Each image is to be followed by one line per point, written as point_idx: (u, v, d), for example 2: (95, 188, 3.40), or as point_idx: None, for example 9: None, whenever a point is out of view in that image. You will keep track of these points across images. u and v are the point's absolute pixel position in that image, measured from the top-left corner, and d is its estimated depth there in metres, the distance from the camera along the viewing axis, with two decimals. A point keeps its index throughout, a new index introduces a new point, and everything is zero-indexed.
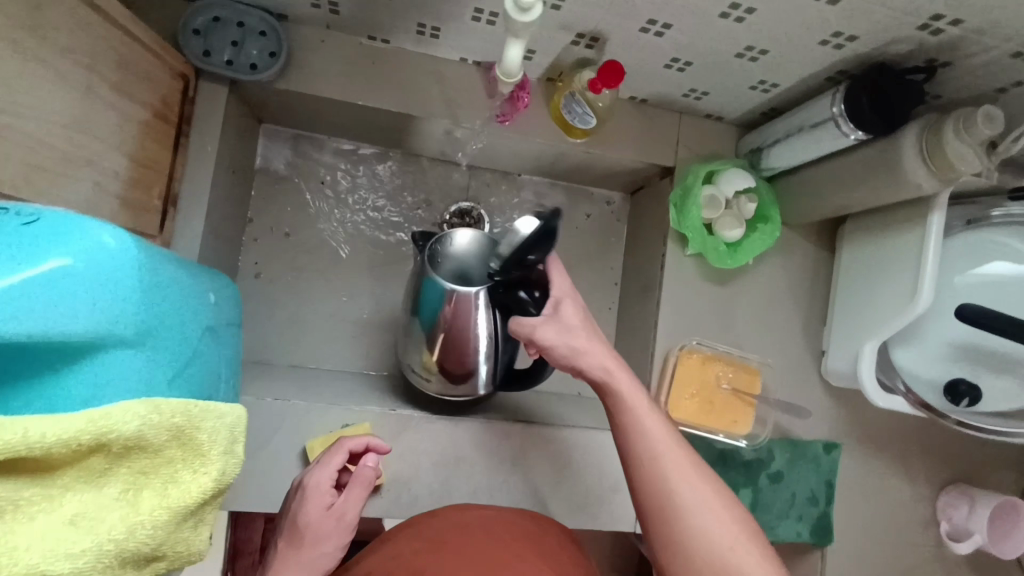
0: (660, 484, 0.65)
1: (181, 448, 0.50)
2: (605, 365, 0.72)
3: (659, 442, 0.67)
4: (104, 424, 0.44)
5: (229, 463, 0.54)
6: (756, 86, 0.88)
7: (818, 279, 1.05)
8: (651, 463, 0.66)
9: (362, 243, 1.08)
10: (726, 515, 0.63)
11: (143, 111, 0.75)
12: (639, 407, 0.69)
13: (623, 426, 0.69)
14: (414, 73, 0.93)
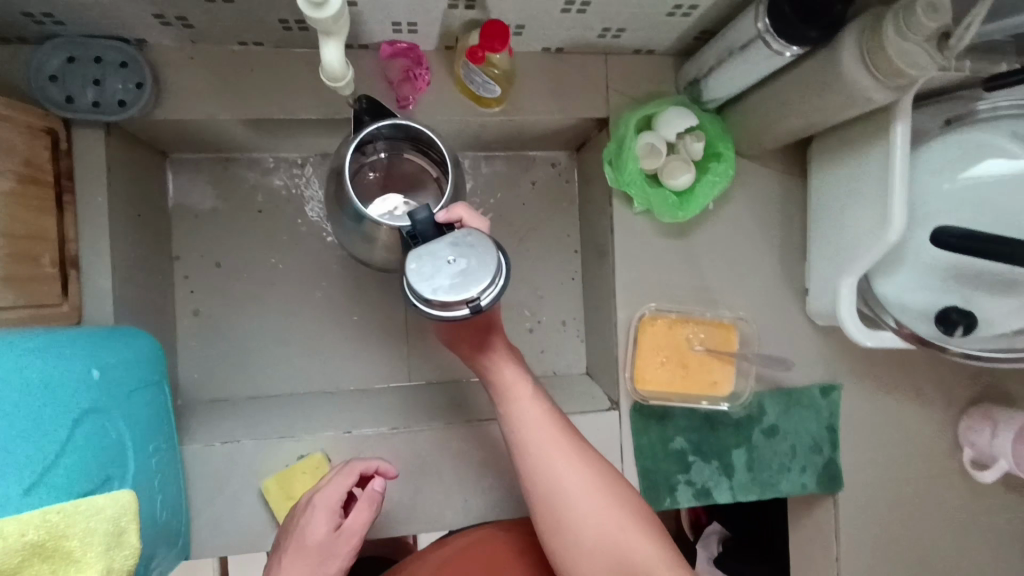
0: (541, 462, 0.73)
1: (46, 561, 0.47)
2: (490, 357, 0.77)
3: (540, 427, 0.74)
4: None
5: (115, 556, 0.51)
6: (674, 12, 0.76)
7: (791, 210, 0.93)
8: (534, 447, 0.73)
9: (298, 258, 1.02)
10: (581, 474, 0.72)
11: (4, 181, 0.70)
12: (523, 396, 0.76)
13: (506, 412, 0.76)
14: (298, 73, 0.85)
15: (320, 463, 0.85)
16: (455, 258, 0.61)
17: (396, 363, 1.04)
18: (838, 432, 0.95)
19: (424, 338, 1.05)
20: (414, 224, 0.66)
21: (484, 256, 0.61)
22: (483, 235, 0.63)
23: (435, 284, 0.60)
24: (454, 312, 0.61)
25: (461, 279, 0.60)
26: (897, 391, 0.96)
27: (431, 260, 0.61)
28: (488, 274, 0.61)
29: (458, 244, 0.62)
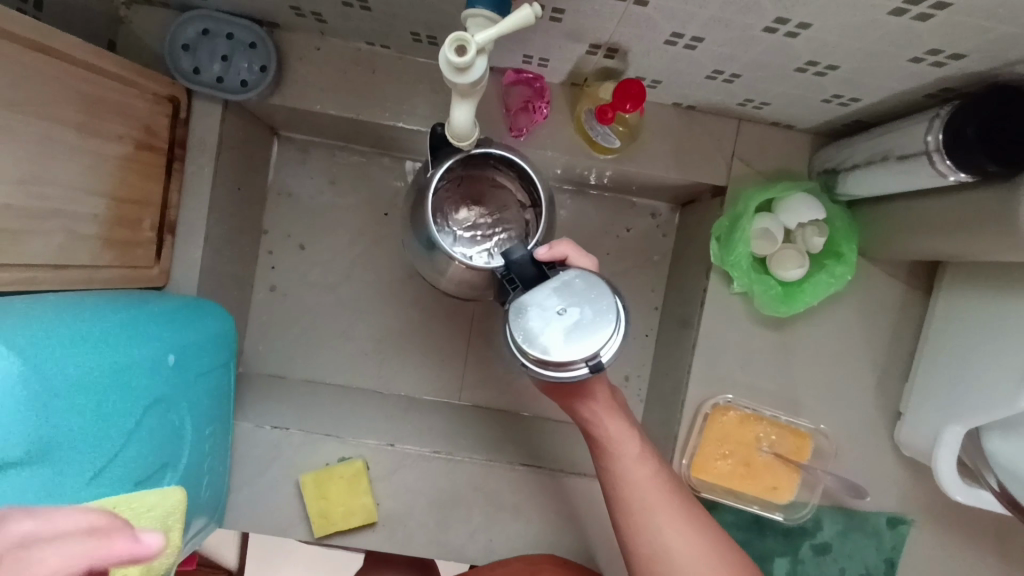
0: (646, 532, 0.67)
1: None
2: (592, 408, 0.69)
3: (646, 493, 0.68)
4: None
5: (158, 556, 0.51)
6: (830, 100, 0.68)
7: (901, 325, 0.85)
8: (639, 513, 0.67)
9: (378, 255, 1.02)
10: (695, 548, 0.66)
11: (122, 146, 0.72)
12: (628, 452, 0.69)
13: (608, 470, 0.69)
14: (419, 84, 0.83)
15: (359, 471, 0.85)
16: (566, 308, 0.56)
17: (449, 380, 1.03)
18: (896, 567, 0.87)
19: (482, 360, 1.03)
20: (509, 265, 0.59)
21: (599, 304, 0.56)
22: (593, 276, 0.57)
23: (548, 342, 0.55)
24: (570, 370, 0.56)
25: (574, 333, 0.55)
26: (975, 542, 0.87)
27: (538, 312, 0.56)
28: (606, 326, 0.55)
29: (567, 290, 0.56)
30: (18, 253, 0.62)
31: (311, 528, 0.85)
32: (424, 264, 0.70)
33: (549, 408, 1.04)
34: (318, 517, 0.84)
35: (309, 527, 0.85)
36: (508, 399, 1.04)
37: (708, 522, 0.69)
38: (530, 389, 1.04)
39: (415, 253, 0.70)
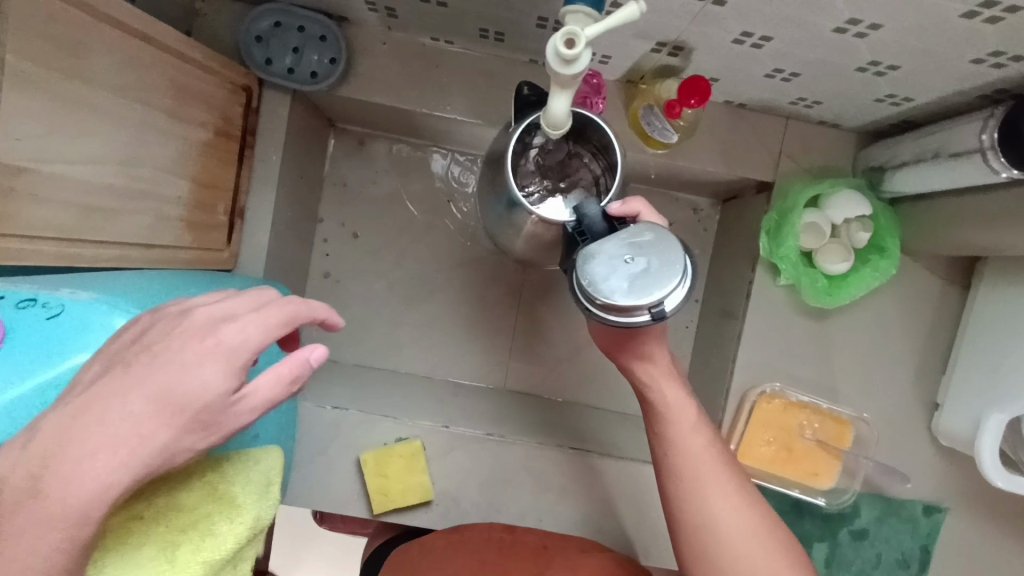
0: (693, 500, 0.67)
1: (216, 502, 0.52)
2: (650, 372, 0.70)
3: (698, 462, 0.68)
4: (132, 497, 0.50)
5: (265, 506, 0.54)
6: (883, 99, 0.71)
7: (940, 320, 0.88)
8: (689, 482, 0.67)
9: (427, 245, 1.05)
10: (746, 522, 0.65)
11: (203, 133, 0.75)
12: (683, 420, 0.69)
13: (662, 435, 0.70)
14: (480, 78, 0.86)
15: (417, 451, 0.89)
16: (634, 257, 0.56)
17: (494, 366, 1.06)
18: (930, 553, 0.90)
19: (526, 347, 1.07)
20: (582, 219, 0.60)
21: (667, 255, 0.56)
22: (664, 230, 0.57)
23: (614, 287, 0.55)
24: (632, 316, 0.56)
25: (642, 282, 0.55)
26: (1006, 531, 0.90)
27: (606, 260, 0.56)
28: (673, 276, 0.55)
29: (637, 242, 0.56)
30: (114, 232, 0.65)
31: (370, 506, 0.89)
32: (504, 224, 0.74)
33: (589, 395, 1.07)
34: (377, 494, 0.88)
35: (368, 504, 0.89)
36: (550, 386, 1.07)
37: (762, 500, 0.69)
38: (572, 377, 1.07)
39: (497, 213, 0.74)
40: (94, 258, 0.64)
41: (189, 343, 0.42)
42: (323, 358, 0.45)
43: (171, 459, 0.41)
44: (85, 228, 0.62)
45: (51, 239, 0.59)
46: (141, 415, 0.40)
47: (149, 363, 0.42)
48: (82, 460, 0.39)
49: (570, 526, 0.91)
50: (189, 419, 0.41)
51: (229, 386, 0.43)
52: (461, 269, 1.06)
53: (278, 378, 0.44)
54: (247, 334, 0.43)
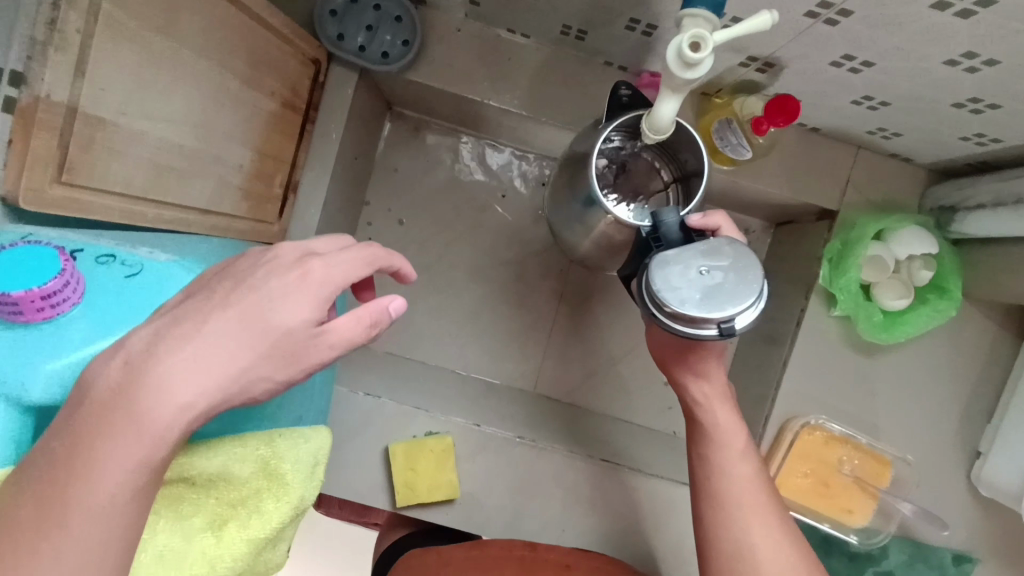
0: (732, 525, 0.64)
1: (266, 478, 0.48)
2: (704, 391, 0.68)
3: (742, 489, 0.66)
4: (184, 459, 0.46)
5: (313, 487, 0.50)
6: (969, 138, 0.70)
7: (992, 368, 0.86)
8: (730, 506, 0.65)
9: (472, 239, 1.04)
10: (788, 557, 0.62)
11: (271, 102, 0.74)
12: (732, 444, 0.67)
13: (708, 457, 0.68)
14: (552, 75, 0.85)
15: (447, 447, 0.87)
16: (709, 269, 0.54)
17: (527, 368, 1.04)
18: None
19: (561, 354, 1.05)
20: (659, 229, 0.57)
21: (746, 272, 0.53)
22: (744, 246, 0.55)
23: (686, 296, 0.53)
24: (700, 329, 0.54)
25: (716, 294, 0.52)
26: None
27: (680, 268, 0.54)
28: (750, 294, 0.52)
29: (714, 253, 0.54)
30: (177, 194, 0.63)
31: (393, 499, 0.87)
32: (574, 222, 0.72)
33: (619, 408, 1.06)
34: (403, 487, 0.86)
35: (392, 497, 0.87)
36: (580, 394, 1.05)
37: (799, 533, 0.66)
38: (603, 388, 1.06)
39: (568, 210, 0.72)
40: (156, 219, 0.62)
41: (278, 276, 0.43)
42: (402, 309, 0.45)
43: (249, 389, 0.41)
44: (154, 188, 0.60)
45: (122, 196, 0.57)
46: (227, 337, 0.40)
47: (240, 289, 0.42)
48: (169, 370, 0.38)
49: (593, 540, 0.89)
50: (272, 347, 0.41)
51: (315, 319, 0.43)
52: (503, 267, 1.04)
53: (358, 318, 0.43)
54: (333, 272, 0.44)
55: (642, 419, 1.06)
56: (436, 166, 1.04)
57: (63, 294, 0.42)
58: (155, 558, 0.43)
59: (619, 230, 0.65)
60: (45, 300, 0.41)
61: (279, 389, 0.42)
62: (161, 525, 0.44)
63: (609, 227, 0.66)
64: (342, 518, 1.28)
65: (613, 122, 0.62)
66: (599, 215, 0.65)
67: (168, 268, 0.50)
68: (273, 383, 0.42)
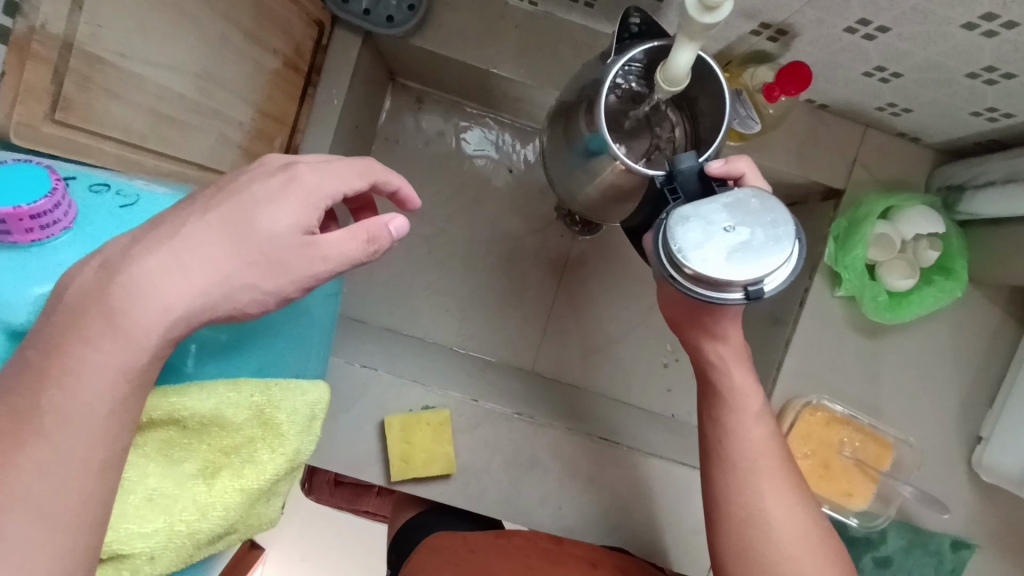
0: (742, 491, 0.62)
1: (261, 427, 0.47)
2: (720, 352, 0.64)
3: (756, 454, 0.63)
4: (177, 399, 0.43)
5: (307, 440, 0.50)
6: (981, 113, 0.69)
7: (995, 352, 0.86)
8: (743, 471, 0.63)
9: (473, 214, 1.03)
10: (797, 520, 0.62)
11: (274, 60, 0.72)
12: (748, 407, 0.65)
13: (720, 420, 0.65)
14: (558, 44, 0.83)
15: (445, 420, 0.85)
16: (734, 226, 0.49)
17: (525, 347, 1.03)
18: None
19: (560, 332, 1.04)
20: (675, 174, 0.54)
21: (774, 228, 0.49)
22: (771, 198, 0.50)
23: (708, 256, 0.48)
24: (724, 293, 0.49)
25: (743, 253, 0.48)
26: None
27: (702, 225, 0.49)
28: (780, 252, 0.48)
29: (739, 208, 0.50)
30: (177, 145, 0.61)
31: (388, 472, 0.86)
32: (577, 170, 0.69)
33: (618, 389, 1.05)
34: (399, 461, 0.84)
35: (387, 471, 0.86)
36: (579, 374, 1.04)
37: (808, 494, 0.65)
38: (603, 368, 1.04)
39: (570, 157, 0.70)
40: (155, 171, 0.60)
41: (264, 182, 0.42)
42: (404, 229, 0.44)
43: (233, 295, 0.40)
44: (153, 136, 0.58)
45: (120, 142, 0.55)
46: (209, 241, 0.39)
47: (225, 195, 0.41)
48: (152, 272, 0.37)
49: (593, 519, 0.88)
50: (258, 255, 0.40)
51: (303, 227, 0.42)
52: (504, 243, 1.03)
53: (355, 235, 0.43)
54: (323, 180, 0.43)
55: (641, 401, 1.05)
56: (437, 139, 1.02)
57: (53, 215, 0.41)
58: (144, 500, 0.42)
59: (625, 179, 0.63)
60: (33, 220, 0.40)
61: (265, 300, 0.41)
62: (151, 468, 0.43)
63: (618, 176, 0.63)
64: (330, 502, 1.27)
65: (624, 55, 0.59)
66: (605, 163, 0.63)
67: (163, 199, 0.49)
68: (259, 292, 0.41)
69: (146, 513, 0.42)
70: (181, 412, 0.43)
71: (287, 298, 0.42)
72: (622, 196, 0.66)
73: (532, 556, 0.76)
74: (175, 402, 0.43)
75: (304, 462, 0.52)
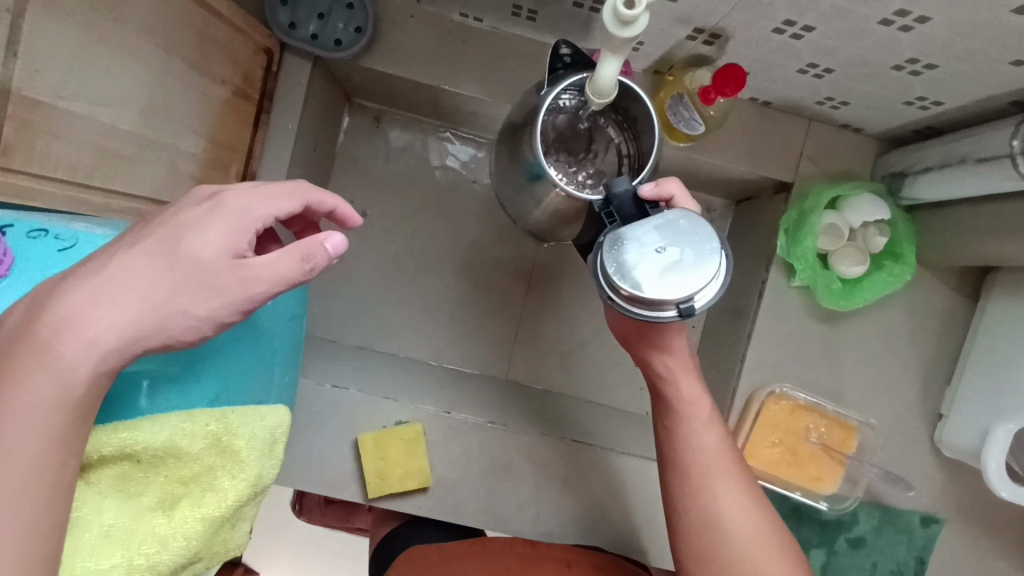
0: (699, 496, 0.64)
1: (219, 455, 0.48)
2: (667, 364, 0.67)
3: (708, 458, 0.65)
4: (129, 433, 0.44)
5: (268, 465, 0.51)
6: (912, 102, 0.72)
7: (949, 331, 0.88)
8: (696, 477, 0.65)
9: (438, 227, 1.04)
10: (749, 516, 0.64)
11: (223, 90, 0.73)
12: (698, 414, 0.67)
13: (673, 430, 0.67)
14: (506, 57, 0.85)
15: (417, 434, 0.86)
16: (664, 247, 0.51)
17: (497, 356, 1.04)
18: (926, 566, 0.89)
19: (530, 339, 1.05)
20: (610, 199, 0.55)
21: (702, 246, 0.51)
22: (697, 218, 0.52)
23: (641, 277, 0.50)
24: (659, 311, 0.51)
25: (673, 273, 0.50)
26: (1002, 547, 0.90)
27: (634, 247, 0.51)
28: (708, 269, 0.50)
29: (667, 229, 0.51)
30: (127, 181, 0.62)
31: (365, 489, 0.86)
32: (523, 195, 0.71)
33: (592, 391, 1.06)
34: (374, 478, 0.85)
35: (364, 488, 0.86)
36: (553, 379, 1.05)
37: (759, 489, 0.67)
38: (576, 370, 1.06)
39: (516, 184, 0.72)
40: (104, 207, 0.60)
41: (192, 211, 0.43)
42: (342, 246, 0.44)
43: (166, 326, 0.41)
44: (101, 174, 0.58)
45: (71, 183, 0.55)
46: (137, 270, 0.40)
47: (156, 226, 0.42)
48: (82, 305, 0.38)
49: (570, 521, 0.89)
50: (185, 281, 0.41)
51: (233, 251, 0.43)
52: (469, 255, 1.04)
53: (288, 253, 0.43)
54: (251, 203, 0.45)
55: (615, 401, 1.07)
56: (397, 156, 1.03)
57: None
58: (100, 535, 0.43)
59: (569, 205, 0.65)
60: None
61: (198, 325, 0.42)
62: (106, 503, 0.44)
63: (560, 201, 0.65)
64: (320, 522, 1.29)
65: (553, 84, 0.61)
66: (547, 189, 0.65)
67: (101, 238, 0.51)
68: (194, 317, 0.41)
69: (104, 547, 0.42)
70: (133, 445, 0.44)
71: (224, 322, 0.43)
72: (567, 220, 0.68)
73: (507, 561, 0.77)
74: (127, 435, 0.44)
75: (268, 487, 0.52)
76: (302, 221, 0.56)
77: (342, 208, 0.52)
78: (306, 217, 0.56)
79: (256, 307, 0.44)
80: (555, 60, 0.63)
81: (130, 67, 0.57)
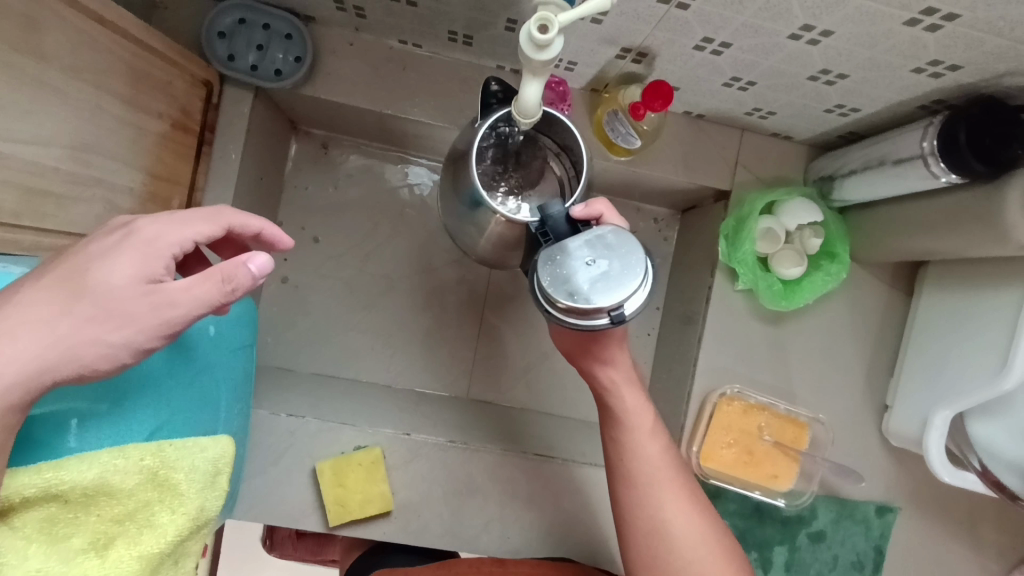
0: (645, 505, 0.68)
1: (156, 489, 0.48)
2: (611, 376, 0.70)
3: (654, 468, 0.69)
4: (54, 474, 0.44)
5: (211, 497, 0.51)
6: (832, 110, 0.76)
7: (888, 325, 0.92)
8: (644, 487, 0.69)
9: (391, 249, 1.04)
10: (689, 517, 0.68)
11: (160, 123, 0.73)
12: (642, 425, 0.70)
13: (619, 441, 0.70)
14: (445, 81, 0.87)
15: (377, 458, 0.86)
16: (595, 259, 0.53)
17: (457, 373, 1.05)
18: (884, 555, 0.92)
19: (490, 355, 1.06)
20: (545, 219, 0.57)
21: (629, 258, 0.54)
22: (625, 232, 0.55)
23: (575, 288, 0.52)
24: (591, 320, 0.54)
25: (603, 283, 0.52)
26: (955, 530, 0.94)
27: (567, 262, 0.53)
28: (634, 279, 0.53)
29: (598, 243, 0.54)
30: (59, 218, 0.61)
31: (326, 518, 0.85)
32: (467, 225, 0.73)
33: (554, 402, 1.07)
34: (334, 506, 0.84)
35: (324, 517, 0.86)
36: (515, 393, 1.06)
37: (693, 484, 0.71)
38: (537, 383, 1.07)
39: (459, 213, 0.73)
40: (35, 246, 0.59)
41: (103, 240, 0.44)
42: (265, 267, 0.45)
43: (76, 356, 0.42)
44: (28, 213, 0.57)
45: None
46: (44, 306, 0.41)
47: (67, 260, 0.43)
48: None
49: (537, 535, 0.89)
50: (94, 310, 0.42)
51: (146, 277, 0.44)
52: (424, 275, 1.05)
53: (208, 276, 0.44)
54: (163, 231, 0.45)
55: (577, 412, 1.08)
56: (347, 182, 1.04)
57: None
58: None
59: (510, 229, 0.66)
60: None
61: (113, 353, 0.43)
62: (33, 549, 0.43)
63: (501, 228, 0.67)
64: (294, 555, 1.26)
65: (488, 118, 0.63)
66: (487, 216, 0.67)
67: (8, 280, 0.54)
68: (104, 345, 0.42)
69: None
70: (61, 485, 0.44)
71: (143, 348, 0.44)
72: (509, 246, 0.70)
73: None
74: (53, 474, 0.44)
75: (213, 518, 0.52)
76: (233, 245, 0.58)
77: (268, 230, 0.54)
78: (235, 241, 0.57)
79: (179, 333, 0.45)
80: (486, 93, 0.65)
81: (57, 105, 0.57)
